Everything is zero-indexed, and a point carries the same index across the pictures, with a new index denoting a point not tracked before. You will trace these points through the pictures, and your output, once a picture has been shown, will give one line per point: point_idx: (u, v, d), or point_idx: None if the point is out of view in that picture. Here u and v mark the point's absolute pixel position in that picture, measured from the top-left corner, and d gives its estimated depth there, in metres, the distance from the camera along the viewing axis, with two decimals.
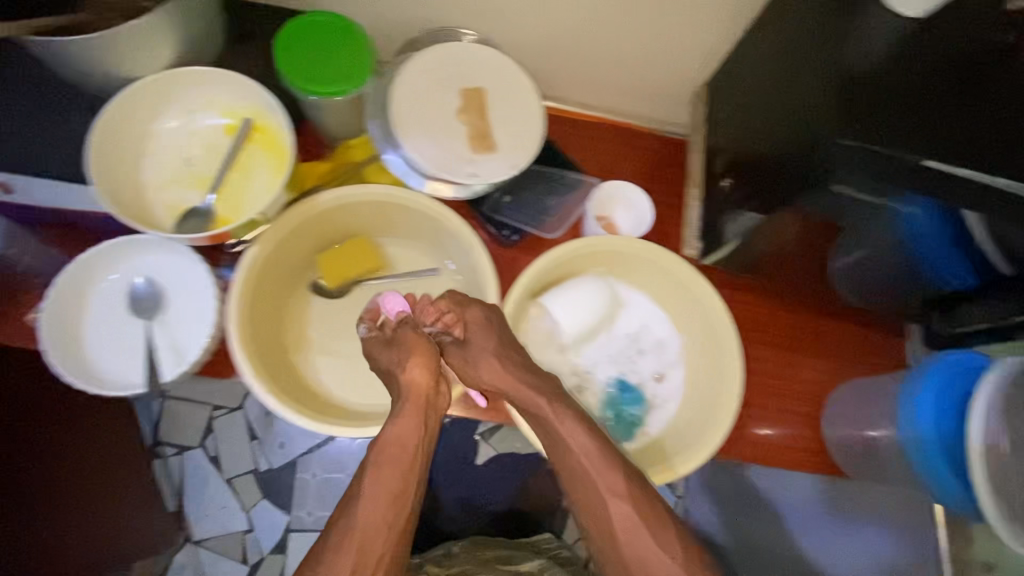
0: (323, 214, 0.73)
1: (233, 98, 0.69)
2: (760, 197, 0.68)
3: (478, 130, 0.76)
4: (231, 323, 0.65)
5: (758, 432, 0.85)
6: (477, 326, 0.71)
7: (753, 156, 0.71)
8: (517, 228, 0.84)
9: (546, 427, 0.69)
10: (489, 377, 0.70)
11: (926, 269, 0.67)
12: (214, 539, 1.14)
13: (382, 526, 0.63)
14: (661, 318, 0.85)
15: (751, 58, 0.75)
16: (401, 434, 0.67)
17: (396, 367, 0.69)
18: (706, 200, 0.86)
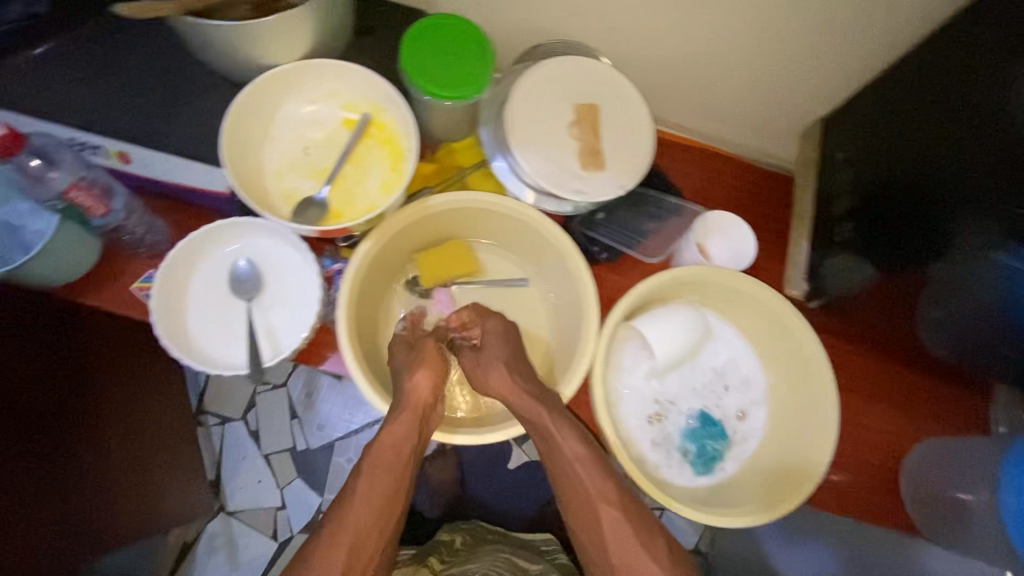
0: (432, 215, 0.72)
1: (355, 92, 0.70)
2: (887, 246, 0.65)
3: (591, 144, 0.73)
4: (342, 310, 0.64)
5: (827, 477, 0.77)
6: (494, 335, 0.72)
7: (877, 200, 0.67)
8: (610, 246, 0.79)
9: (548, 438, 0.68)
10: (496, 386, 0.69)
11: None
12: (247, 511, 1.49)
13: (374, 527, 0.68)
14: (750, 356, 0.78)
15: (876, 95, 0.70)
16: (390, 441, 0.69)
17: (401, 371, 0.70)
18: (816, 237, 0.78)
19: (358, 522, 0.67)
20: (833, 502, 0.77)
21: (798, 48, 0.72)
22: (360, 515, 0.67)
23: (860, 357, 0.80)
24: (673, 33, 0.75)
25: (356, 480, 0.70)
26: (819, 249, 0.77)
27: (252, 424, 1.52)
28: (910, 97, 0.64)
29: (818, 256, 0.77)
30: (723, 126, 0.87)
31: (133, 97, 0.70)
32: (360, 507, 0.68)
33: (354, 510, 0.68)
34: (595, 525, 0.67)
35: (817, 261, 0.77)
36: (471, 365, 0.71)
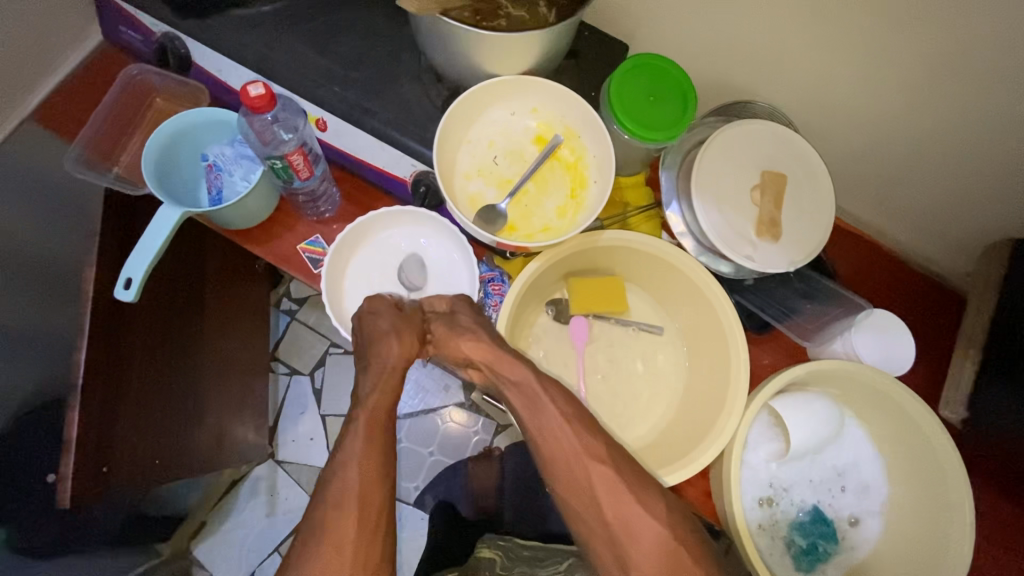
0: (597, 248, 0.73)
1: (555, 112, 0.72)
2: None
3: (772, 213, 0.72)
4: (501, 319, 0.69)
5: None
6: (467, 307, 0.71)
7: None
8: (754, 314, 0.78)
9: (533, 401, 0.66)
10: (471, 346, 0.67)
11: None
12: (293, 464, 1.52)
13: (377, 487, 0.59)
14: (875, 462, 0.75)
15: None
16: (375, 401, 0.64)
17: (374, 340, 0.67)
18: (985, 364, 0.73)
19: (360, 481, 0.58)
20: None
21: (1017, 161, 0.69)
22: (359, 474, 0.59)
23: (1018, 515, 0.71)
24: (879, 115, 0.73)
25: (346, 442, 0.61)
26: (989, 375, 0.72)
27: (317, 382, 1.57)
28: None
29: (985, 385, 0.72)
30: (890, 221, 0.84)
31: (344, 67, 0.71)
32: (361, 465, 0.59)
33: (353, 468, 0.59)
34: None
35: (984, 388, 0.72)
36: (445, 328, 0.69)
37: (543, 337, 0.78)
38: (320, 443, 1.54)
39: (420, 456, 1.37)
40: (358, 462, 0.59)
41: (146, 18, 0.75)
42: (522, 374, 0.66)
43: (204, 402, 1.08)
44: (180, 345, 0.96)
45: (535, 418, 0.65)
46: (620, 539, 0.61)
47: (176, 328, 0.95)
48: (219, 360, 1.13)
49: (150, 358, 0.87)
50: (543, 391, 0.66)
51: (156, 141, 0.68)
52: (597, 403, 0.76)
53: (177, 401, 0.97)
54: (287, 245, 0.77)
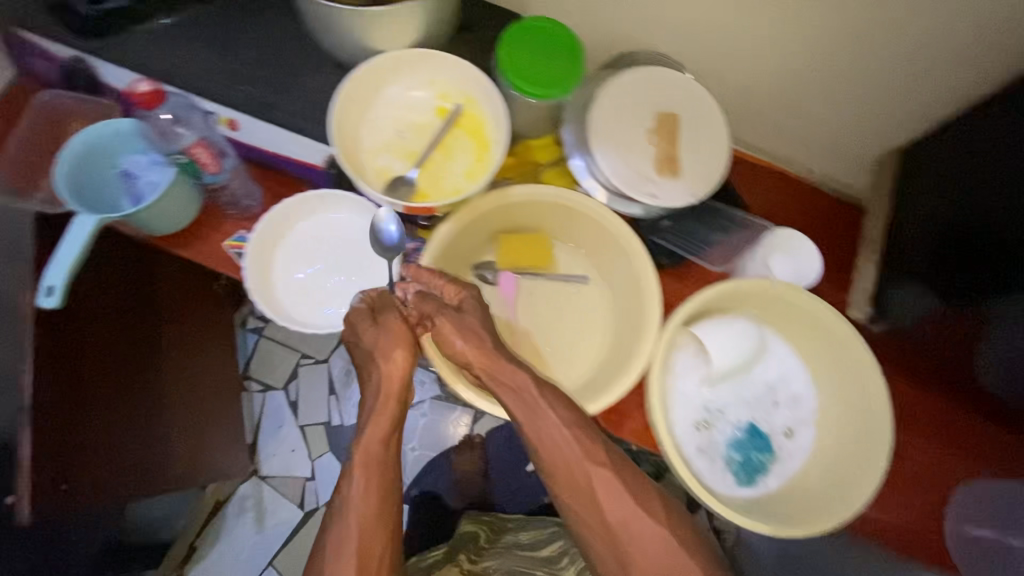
0: (510, 206, 0.75)
1: (452, 83, 0.75)
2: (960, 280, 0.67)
3: (668, 152, 0.76)
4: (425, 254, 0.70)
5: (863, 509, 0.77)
6: (470, 303, 0.71)
7: (950, 236, 0.68)
8: (672, 253, 0.81)
9: (531, 408, 0.66)
10: (470, 347, 0.67)
11: None
12: (278, 478, 1.54)
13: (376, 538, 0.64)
14: (801, 373, 0.79)
15: (961, 132, 0.69)
16: (374, 441, 0.67)
17: (376, 354, 0.69)
18: (883, 264, 0.80)
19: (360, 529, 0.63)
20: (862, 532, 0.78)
21: (890, 76, 0.73)
22: (362, 504, 0.64)
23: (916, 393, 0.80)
24: (759, 51, 0.77)
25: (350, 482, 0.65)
26: (886, 273, 0.80)
27: (292, 394, 1.58)
28: (999, 130, 0.63)
29: (885, 283, 0.80)
30: (796, 149, 0.88)
31: (247, 67, 0.74)
32: (362, 499, 0.64)
33: (355, 502, 0.64)
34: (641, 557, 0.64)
35: (883, 287, 0.80)
36: (450, 325, 0.68)
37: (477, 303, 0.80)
38: (303, 454, 1.56)
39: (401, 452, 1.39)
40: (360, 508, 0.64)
41: (48, 43, 0.77)
42: (523, 382, 0.66)
43: (170, 421, 1.10)
44: (139, 364, 0.98)
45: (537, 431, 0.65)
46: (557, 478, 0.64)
47: (133, 350, 0.97)
48: (183, 377, 1.14)
49: (108, 378, 0.89)
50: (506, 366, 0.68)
51: (63, 156, 0.70)
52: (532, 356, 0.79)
53: (140, 418, 0.99)
54: (217, 245, 0.79)
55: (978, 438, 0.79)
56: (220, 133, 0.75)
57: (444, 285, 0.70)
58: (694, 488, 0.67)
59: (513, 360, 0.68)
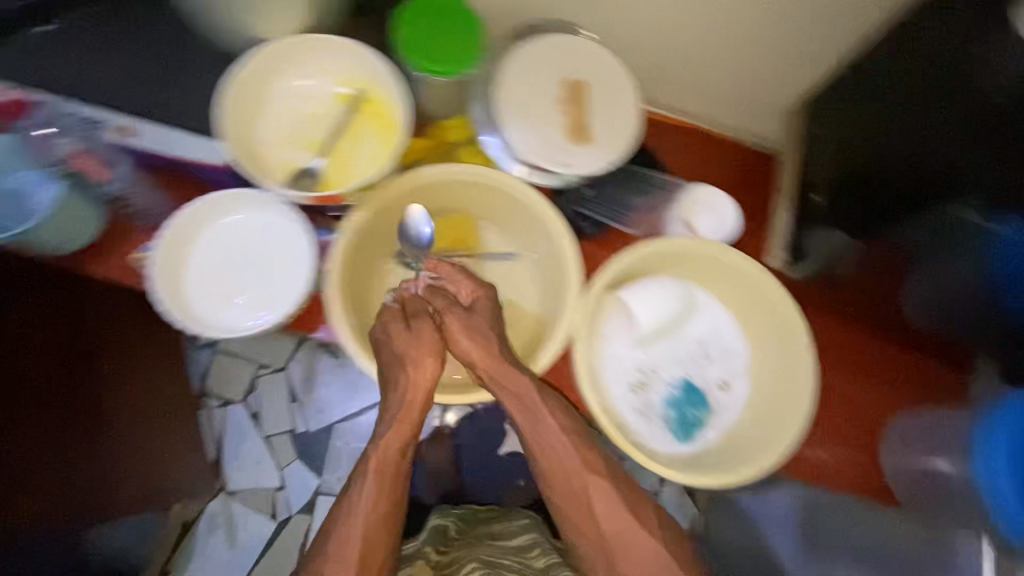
0: (422, 189, 0.73)
1: (350, 68, 0.72)
2: (863, 214, 0.69)
3: (578, 120, 0.76)
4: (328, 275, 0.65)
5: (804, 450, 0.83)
6: (482, 302, 0.72)
7: (852, 175, 0.70)
8: (597, 221, 0.83)
9: (531, 411, 0.70)
10: (476, 347, 0.69)
11: (1004, 303, 0.62)
12: (246, 492, 1.46)
13: (381, 534, 0.69)
14: (733, 326, 0.80)
15: (867, 67, 0.67)
16: (393, 447, 0.70)
17: (404, 361, 0.68)
18: (797, 210, 0.82)
19: (365, 527, 0.69)
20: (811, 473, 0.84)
21: (788, 27, 0.71)
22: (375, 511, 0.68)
23: (846, 337, 0.84)
24: (655, 14, 0.74)
25: (358, 484, 0.70)
26: (798, 217, 0.82)
27: (253, 406, 1.47)
28: (894, 73, 0.62)
29: (802, 229, 0.81)
30: (714, 107, 0.87)
31: (113, 69, 0.68)
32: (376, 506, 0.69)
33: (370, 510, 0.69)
34: (588, 519, 0.71)
35: (796, 231, 0.82)
36: (457, 321, 0.69)
37: None
38: (270, 465, 1.47)
39: None
40: (367, 509, 0.69)
41: None
42: (527, 387, 0.69)
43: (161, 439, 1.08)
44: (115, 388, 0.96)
45: (535, 431, 0.71)
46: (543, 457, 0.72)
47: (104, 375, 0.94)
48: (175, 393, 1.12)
49: (74, 399, 0.82)
50: (472, 353, 0.69)
51: None
52: None
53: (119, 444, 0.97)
54: (128, 257, 0.76)
55: (902, 358, 0.83)
56: (105, 135, 0.70)
57: (459, 283, 0.73)
58: (629, 449, 0.68)
59: (519, 366, 0.69)
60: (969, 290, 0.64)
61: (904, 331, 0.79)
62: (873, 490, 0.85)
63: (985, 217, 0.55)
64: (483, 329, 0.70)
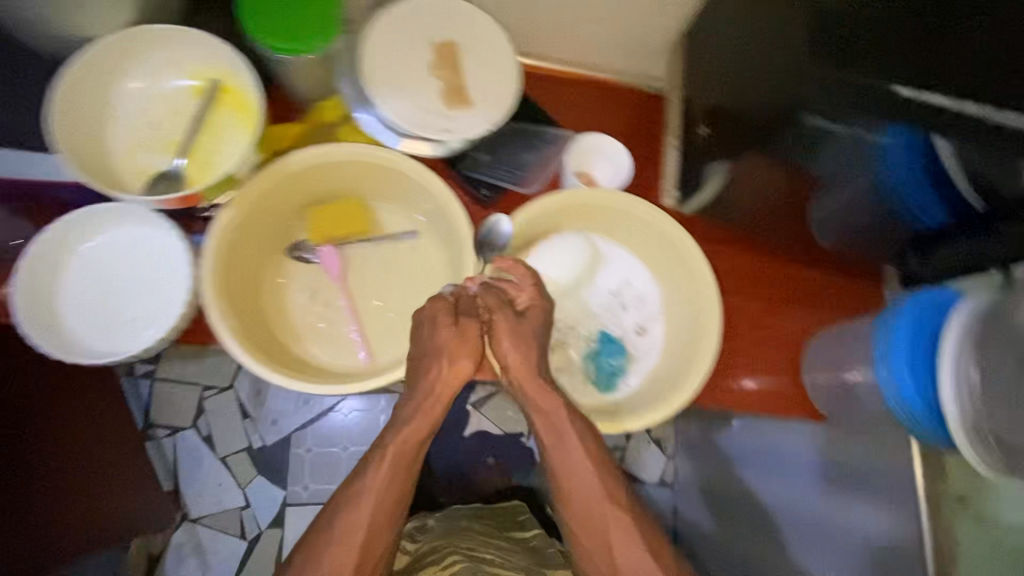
0: (297, 177, 0.70)
1: (200, 59, 0.68)
2: (742, 141, 0.68)
3: (454, 82, 0.72)
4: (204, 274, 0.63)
5: (738, 381, 0.84)
6: (534, 308, 0.69)
7: (730, 106, 0.69)
8: (494, 185, 0.81)
9: (558, 434, 0.65)
10: (513, 355, 0.67)
11: (896, 202, 0.64)
12: (210, 517, 1.16)
13: (386, 529, 0.63)
14: (642, 271, 0.80)
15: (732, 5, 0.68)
16: (411, 439, 0.65)
17: (441, 354, 0.66)
18: (683, 147, 0.82)
19: (372, 521, 0.62)
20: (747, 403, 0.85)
21: None
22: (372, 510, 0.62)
23: (756, 266, 0.86)
24: None
25: (371, 468, 0.64)
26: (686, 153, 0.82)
27: (202, 430, 1.19)
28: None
29: (690, 165, 0.81)
30: (600, 52, 0.85)
31: None
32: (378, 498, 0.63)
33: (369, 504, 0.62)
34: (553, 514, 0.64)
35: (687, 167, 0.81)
36: (505, 325, 0.67)
37: (307, 286, 0.75)
38: (231, 484, 1.19)
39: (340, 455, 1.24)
40: (373, 501, 0.62)
41: None
42: (555, 404, 0.66)
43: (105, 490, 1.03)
44: None
45: (565, 460, 0.64)
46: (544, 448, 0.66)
47: None
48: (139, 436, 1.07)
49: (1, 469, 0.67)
50: (475, 352, 0.66)
51: None
52: (373, 328, 0.75)
53: None
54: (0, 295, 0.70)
55: (807, 279, 0.86)
56: None
57: (522, 287, 0.69)
58: (606, 428, 0.69)
59: (552, 388, 0.67)
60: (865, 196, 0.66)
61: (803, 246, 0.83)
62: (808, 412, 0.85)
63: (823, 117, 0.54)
64: (525, 329, 0.68)
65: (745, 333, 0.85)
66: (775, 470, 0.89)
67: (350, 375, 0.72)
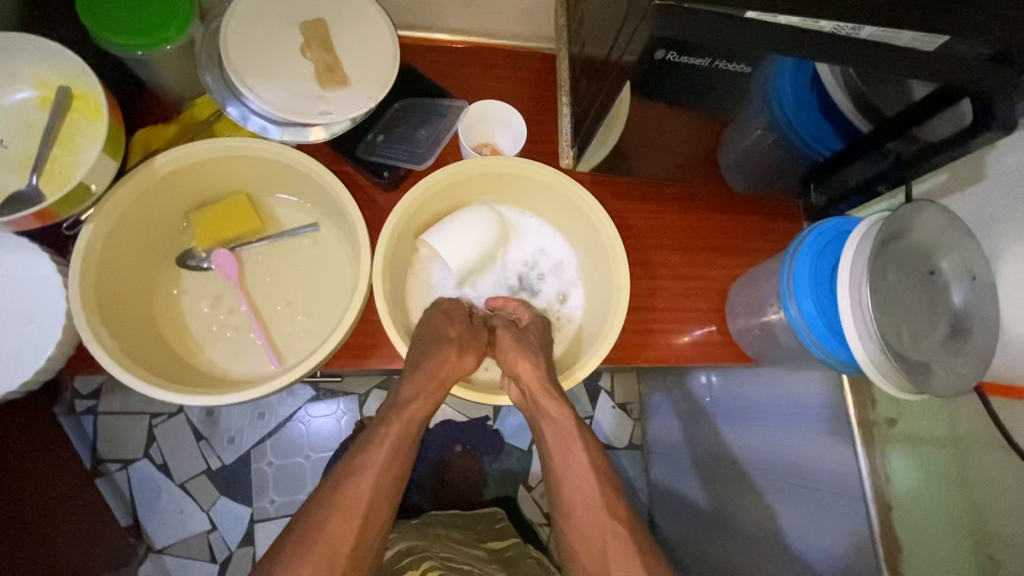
0: (170, 181, 0.67)
1: (39, 65, 0.62)
2: (601, 86, 0.65)
3: (325, 61, 0.68)
4: (71, 291, 0.59)
5: (670, 337, 0.81)
6: (536, 327, 0.71)
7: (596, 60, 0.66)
8: (391, 165, 0.75)
9: (564, 441, 0.67)
10: (522, 370, 0.68)
11: (795, 137, 0.67)
12: (179, 544, 1.20)
13: (385, 505, 0.63)
14: (555, 237, 0.79)
15: None
16: (416, 417, 0.67)
17: (455, 342, 0.68)
18: (572, 99, 0.77)
19: (374, 490, 0.62)
20: (682, 360, 0.81)
21: None
22: (375, 486, 0.62)
23: (670, 218, 0.84)
24: None
25: (377, 444, 0.64)
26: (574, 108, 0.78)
27: (156, 458, 1.22)
28: None
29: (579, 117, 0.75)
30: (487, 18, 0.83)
31: None
32: (377, 480, 0.62)
33: (373, 481, 0.62)
34: (561, 495, 0.66)
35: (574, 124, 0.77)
36: (511, 338, 0.69)
37: (209, 293, 0.72)
38: (194, 510, 1.22)
39: (300, 466, 1.25)
40: (372, 482, 0.62)
41: None
42: (566, 416, 0.67)
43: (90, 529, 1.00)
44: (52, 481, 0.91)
45: (567, 465, 0.67)
46: (559, 448, 0.68)
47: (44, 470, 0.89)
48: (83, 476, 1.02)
49: None
50: (473, 350, 0.70)
51: None
52: (280, 327, 0.71)
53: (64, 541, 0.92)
54: None
55: (728, 226, 0.85)
56: None
57: (523, 312, 0.73)
58: (566, 383, 0.70)
59: (560, 396, 0.68)
60: (760, 131, 0.67)
61: (710, 186, 0.82)
62: (741, 359, 0.82)
63: (676, 50, 0.49)
64: (533, 338, 0.70)
65: (670, 288, 0.82)
66: (749, 424, 0.99)
67: (259, 380, 0.69)
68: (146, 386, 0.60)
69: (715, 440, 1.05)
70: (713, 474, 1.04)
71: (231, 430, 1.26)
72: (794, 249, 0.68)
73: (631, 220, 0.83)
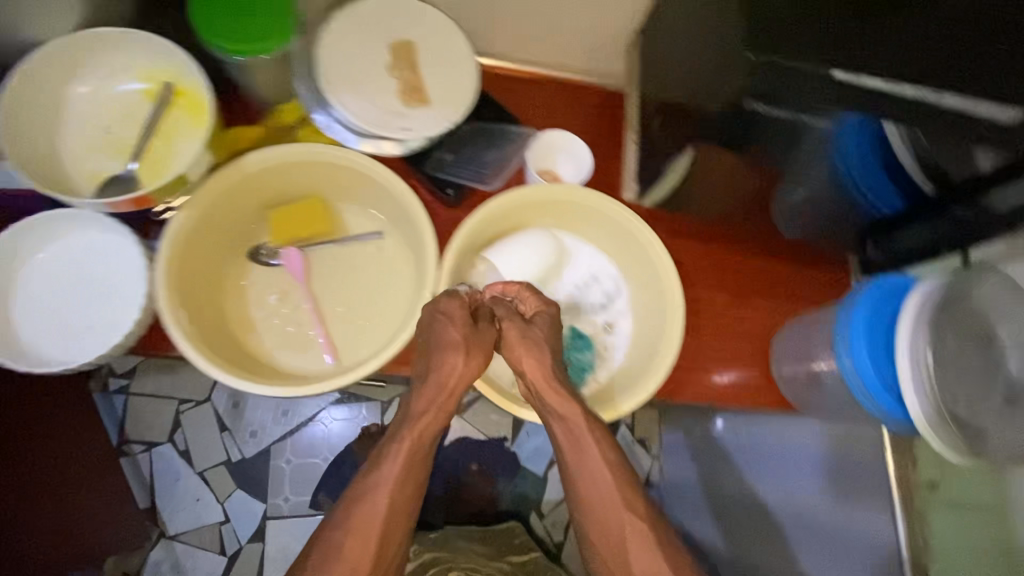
0: (254, 179, 0.71)
1: (150, 61, 0.67)
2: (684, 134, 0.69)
3: (410, 80, 0.72)
4: (158, 274, 0.63)
5: (713, 376, 0.81)
6: (542, 318, 0.69)
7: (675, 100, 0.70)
8: (458, 184, 0.79)
9: (577, 440, 0.65)
10: (528, 365, 0.66)
11: (859, 197, 0.68)
12: (191, 532, 1.22)
13: (403, 519, 0.64)
14: (608, 266, 0.81)
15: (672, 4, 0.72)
16: (428, 430, 0.66)
17: (458, 346, 0.66)
18: (642, 139, 0.81)
19: (389, 512, 0.62)
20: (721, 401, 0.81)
21: None
22: (387, 501, 0.62)
23: (722, 259, 0.85)
24: None
25: (388, 461, 0.64)
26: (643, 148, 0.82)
27: (180, 444, 1.24)
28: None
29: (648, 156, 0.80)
30: (559, 53, 0.87)
31: None
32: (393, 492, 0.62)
33: (385, 494, 0.62)
34: (591, 523, 0.64)
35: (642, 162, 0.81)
36: (516, 333, 0.67)
37: (275, 288, 0.74)
38: (210, 500, 1.24)
39: (315, 467, 1.26)
40: (409, 491, 0.63)
41: None
42: (574, 417, 0.65)
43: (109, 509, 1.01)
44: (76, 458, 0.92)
45: (583, 466, 0.65)
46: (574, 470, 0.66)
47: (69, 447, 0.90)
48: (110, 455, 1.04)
49: None
50: (480, 350, 0.67)
51: None
52: (337, 328, 0.74)
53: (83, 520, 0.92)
54: None
55: (778, 273, 0.85)
56: None
57: (527, 298, 0.71)
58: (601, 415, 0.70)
59: (569, 391, 0.67)
60: (826, 185, 0.67)
61: (761, 232, 0.83)
62: (781, 405, 0.82)
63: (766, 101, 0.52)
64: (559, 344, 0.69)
65: (716, 327, 0.83)
66: (776, 471, 0.98)
67: (312, 377, 0.71)
68: (211, 367, 0.62)
69: (733, 489, 1.01)
70: (734, 522, 1.01)
71: (253, 424, 1.27)
72: (852, 300, 0.68)
73: (683, 256, 0.85)
